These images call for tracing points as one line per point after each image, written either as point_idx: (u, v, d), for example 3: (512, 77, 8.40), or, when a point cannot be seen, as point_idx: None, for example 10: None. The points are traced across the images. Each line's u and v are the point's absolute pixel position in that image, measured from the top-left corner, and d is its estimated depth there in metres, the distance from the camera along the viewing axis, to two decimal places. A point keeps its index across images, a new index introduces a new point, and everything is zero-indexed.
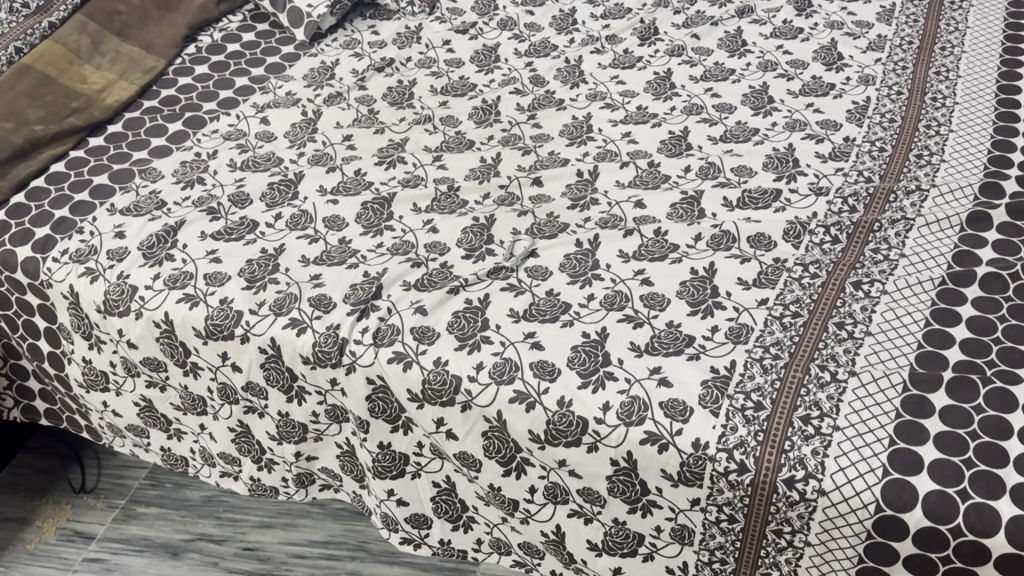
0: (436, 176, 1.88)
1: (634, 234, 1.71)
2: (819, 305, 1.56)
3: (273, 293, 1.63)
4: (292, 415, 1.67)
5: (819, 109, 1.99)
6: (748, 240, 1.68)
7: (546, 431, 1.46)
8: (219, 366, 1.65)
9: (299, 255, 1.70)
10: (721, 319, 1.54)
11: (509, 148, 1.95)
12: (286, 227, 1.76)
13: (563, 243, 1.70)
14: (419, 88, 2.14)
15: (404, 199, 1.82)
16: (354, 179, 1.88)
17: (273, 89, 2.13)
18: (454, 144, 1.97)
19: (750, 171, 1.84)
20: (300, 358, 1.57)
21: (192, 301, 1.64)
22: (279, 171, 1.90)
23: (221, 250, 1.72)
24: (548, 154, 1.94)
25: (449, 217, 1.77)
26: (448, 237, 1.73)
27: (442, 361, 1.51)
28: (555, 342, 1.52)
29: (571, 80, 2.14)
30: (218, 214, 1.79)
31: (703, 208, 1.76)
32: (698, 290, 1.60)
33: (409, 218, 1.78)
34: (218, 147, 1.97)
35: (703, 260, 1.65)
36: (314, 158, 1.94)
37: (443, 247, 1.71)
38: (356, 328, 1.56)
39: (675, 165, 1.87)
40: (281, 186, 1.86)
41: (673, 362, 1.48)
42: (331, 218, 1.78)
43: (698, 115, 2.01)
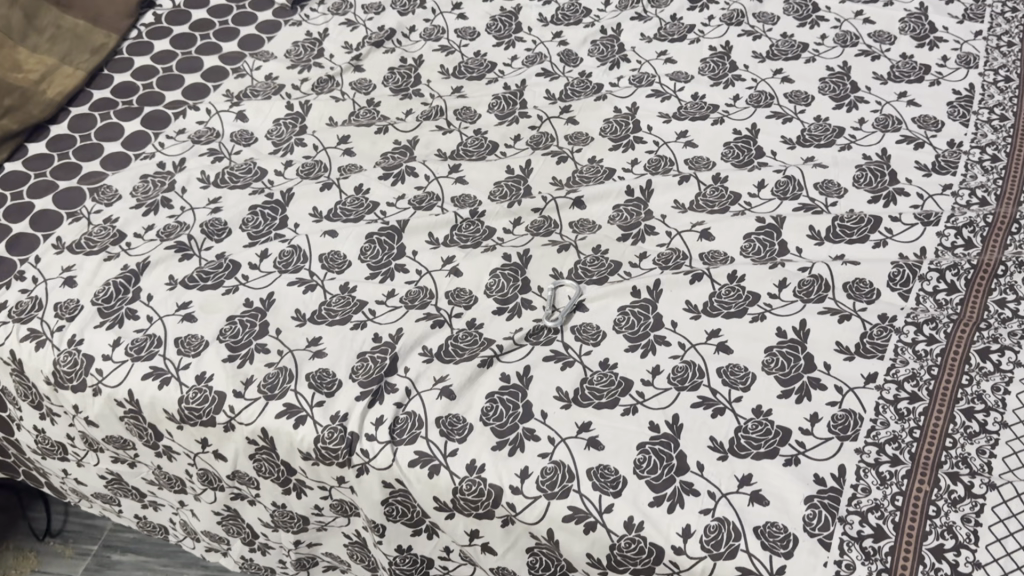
0: (454, 194, 1.55)
1: (703, 278, 1.40)
2: (940, 385, 1.26)
3: (261, 367, 1.31)
4: (290, 506, 1.37)
5: (913, 100, 1.65)
6: (845, 288, 1.37)
7: (609, 557, 1.17)
8: (198, 451, 1.35)
9: (292, 310, 1.38)
10: (822, 405, 1.25)
11: (540, 153, 1.62)
12: (274, 269, 1.44)
13: (616, 293, 1.39)
14: (427, 69, 1.78)
15: (416, 229, 1.49)
16: (355, 200, 1.54)
17: (249, 72, 1.77)
18: (473, 148, 1.63)
19: (839, 188, 1.51)
20: (299, 453, 1.27)
21: (162, 378, 1.32)
22: (262, 189, 1.56)
23: (194, 303, 1.40)
24: (588, 161, 1.60)
25: (474, 255, 1.45)
26: (474, 283, 1.41)
27: (477, 466, 1.21)
28: (616, 439, 1.22)
29: (609, 58, 1.79)
30: (189, 251, 1.46)
31: (785, 240, 1.45)
32: (788, 362, 1.29)
33: (425, 255, 1.46)
34: (186, 152, 1.62)
35: (791, 317, 1.34)
36: (304, 169, 1.60)
37: (470, 297, 1.40)
38: (367, 419, 1.25)
39: (746, 180, 1.54)
40: (265, 210, 1.53)
41: (767, 469, 1.18)
42: (329, 256, 1.46)
43: (767, 107, 1.67)
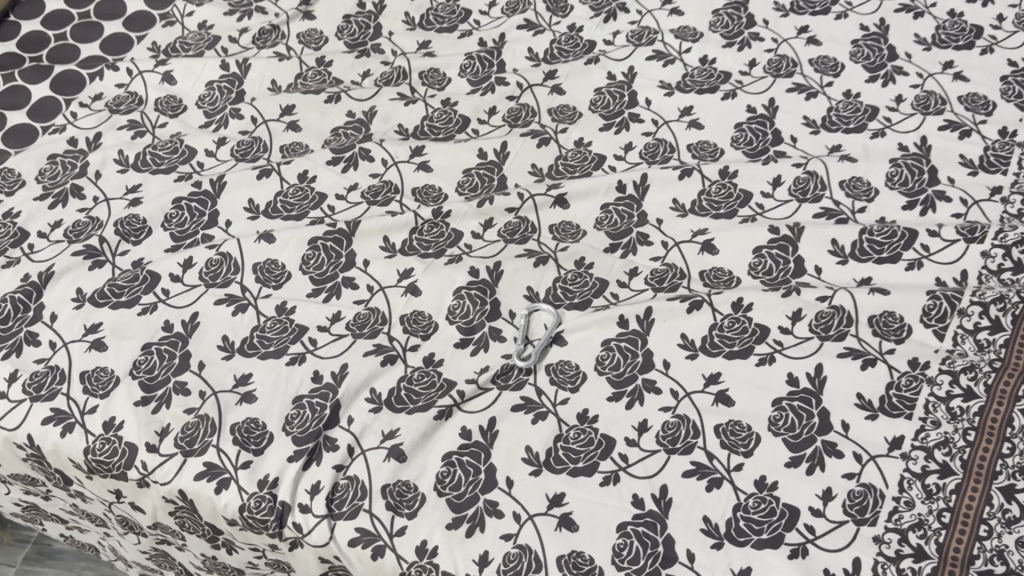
0: (416, 185, 1.32)
1: (703, 306, 1.18)
2: (977, 454, 1.07)
3: (180, 414, 1.12)
4: (222, 559, 1.19)
5: (961, 73, 1.40)
6: (870, 324, 1.17)
7: None
8: (114, 501, 1.17)
9: (219, 338, 1.18)
10: (837, 478, 1.06)
11: (518, 133, 1.38)
12: (200, 282, 1.23)
13: (601, 324, 1.18)
14: (389, 18, 1.53)
15: (370, 233, 1.27)
16: (298, 191, 1.31)
17: (179, 19, 1.52)
18: (440, 124, 1.39)
19: (869, 189, 1.28)
20: (223, 519, 1.08)
21: (64, 424, 1.12)
22: (189, 176, 1.33)
23: (105, 327, 1.19)
24: (574, 144, 1.36)
25: (436, 268, 1.23)
26: (433, 306, 1.20)
27: (427, 549, 1.02)
28: (593, 518, 1.04)
29: (604, 7, 1.53)
30: (101, 258, 1.24)
31: (802, 256, 1.23)
32: (800, 421, 1.10)
33: (378, 265, 1.24)
34: (102, 126, 1.38)
35: (805, 360, 1.14)
36: (239, 148, 1.36)
37: (428, 325, 1.19)
38: (301, 485, 1.07)
39: (759, 175, 1.30)
40: (192, 203, 1.30)
41: (769, 561, 1.00)
42: (265, 266, 1.24)
43: (788, 77, 1.41)
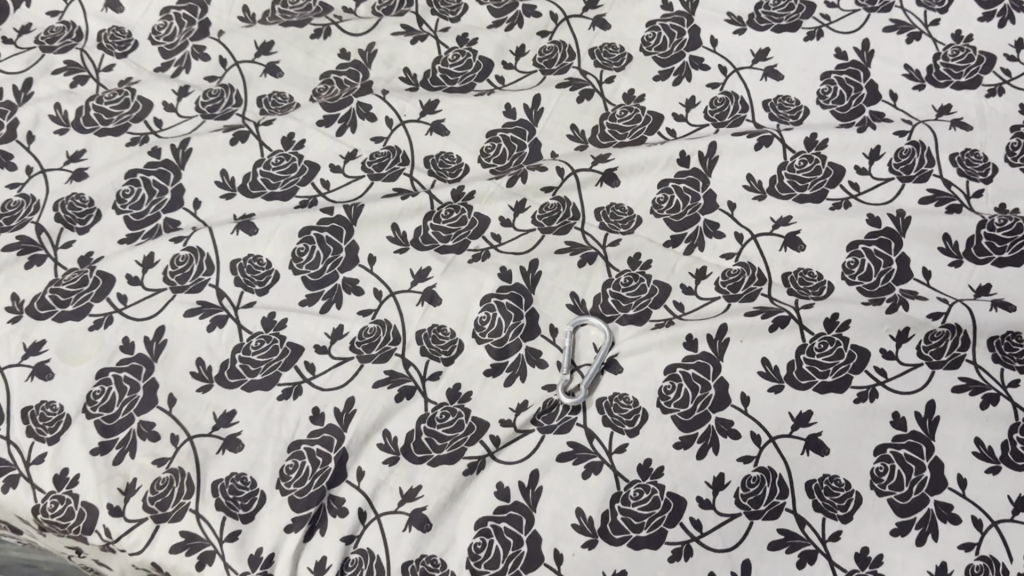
0: (429, 153, 1.07)
1: (789, 323, 0.97)
2: None
3: (148, 466, 0.90)
4: None
5: None
6: (991, 347, 0.95)
7: None
8: (74, 555, 0.96)
9: (192, 363, 0.95)
10: (953, 550, 0.86)
11: (552, 81, 1.12)
12: (165, 285, 0.99)
13: (664, 346, 0.97)
14: None
15: (375, 221, 1.02)
16: (283, 160, 1.06)
17: None
18: (455, 68, 1.13)
19: (987, 166, 1.05)
20: None
21: (6, 477, 0.90)
22: (144, 138, 1.08)
23: (49, 347, 0.95)
24: (624, 98, 1.12)
25: (458, 269, 1.00)
26: (457, 320, 0.98)
27: None
28: None
29: None
30: (39, 252, 1.00)
31: (906, 255, 1.01)
32: (907, 475, 0.90)
33: (386, 263, 1.01)
34: (33, 69, 1.12)
35: (914, 395, 0.93)
36: (207, 100, 1.10)
37: (452, 345, 0.97)
38: (303, 561, 0.86)
39: (853, 144, 1.06)
40: (150, 176, 1.05)
41: None
42: (246, 264, 1.00)
43: (886, 11, 1.15)
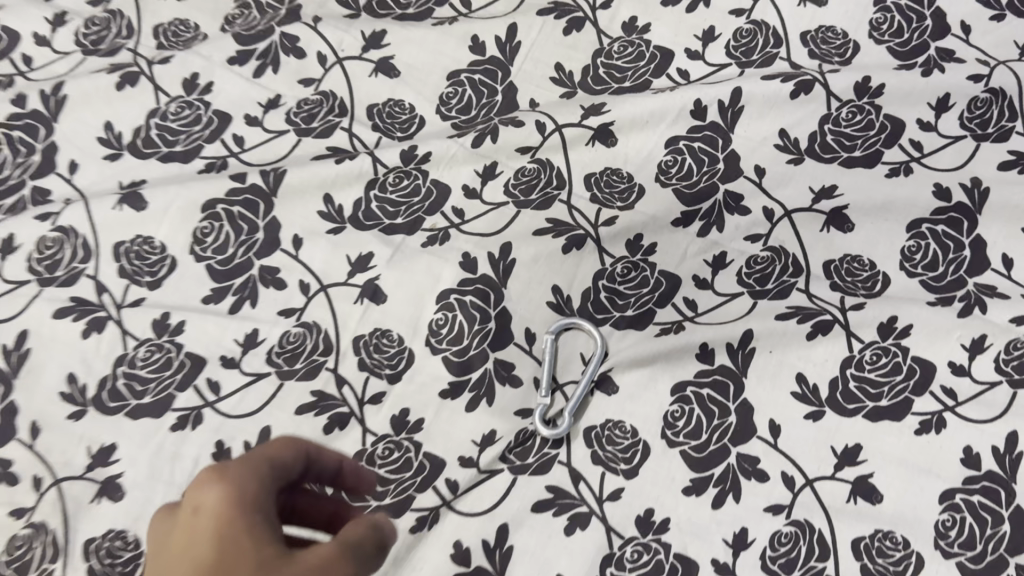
0: (375, 101, 0.84)
1: (832, 329, 0.76)
2: None
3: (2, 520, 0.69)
4: None
5: None
6: None
7: None
8: None
9: (63, 380, 0.73)
10: None
11: (531, 7, 0.88)
12: (29, 276, 0.77)
13: (671, 359, 0.76)
14: None
15: (302, 193, 0.79)
16: (184, 110, 0.83)
17: None
18: None
19: None
20: None
21: None
22: (7, 80, 0.84)
23: None
24: (623, 30, 0.88)
25: (408, 256, 0.78)
26: (406, 323, 0.76)
27: None
28: None
29: None
30: None
31: (982, 236, 0.78)
32: (982, 532, 0.68)
33: (316, 247, 0.78)
34: None
35: (994, 425, 0.72)
36: (90, 31, 0.87)
37: (398, 357, 0.75)
38: None
39: (915, 92, 0.83)
40: (13, 131, 0.82)
41: None
42: (134, 249, 0.78)
43: None
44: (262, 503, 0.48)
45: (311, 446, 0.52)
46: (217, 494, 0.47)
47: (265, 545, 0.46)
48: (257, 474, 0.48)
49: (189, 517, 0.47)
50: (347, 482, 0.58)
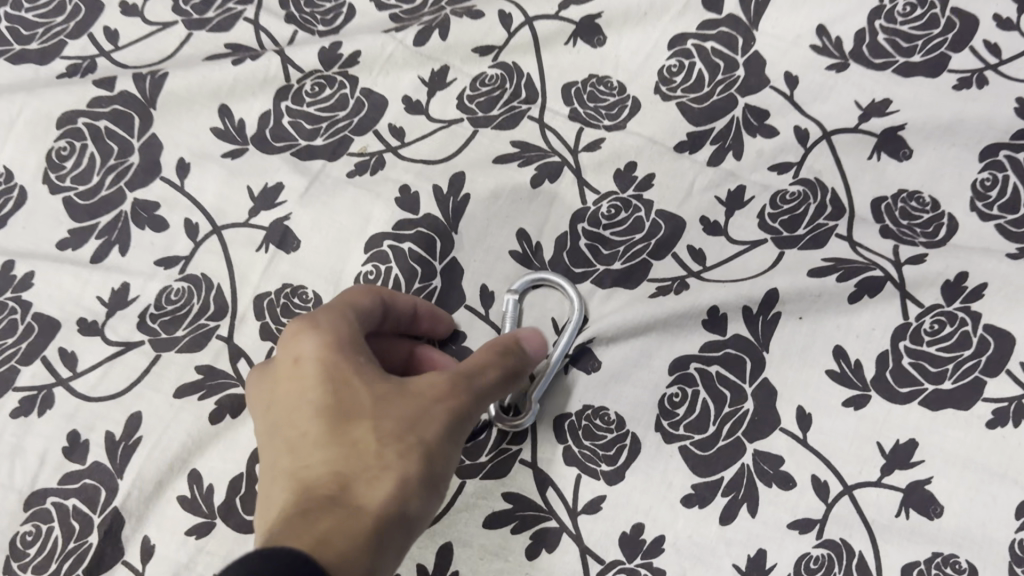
0: None
1: (881, 288, 0.57)
2: None
3: None
4: None
5: None
6: None
7: None
8: None
9: None
10: None
11: None
12: None
13: (670, 326, 0.58)
14: None
15: (192, 101, 0.62)
16: None
17: None
18: None
19: None
20: None
21: None
22: None
23: None
24: None
25: (329, 188, 0.60)
26: (325, 278, 0.58)
27: None
28: None
29: None
30: None
31: None
32: None
33: (207, 174, 0.61)
34: None
35: None
36: None
37: None
38: None
39: None
40: None
41: None
42: None
43: None
44: (357, 341, 0.48)
45: (384, 290, 0.53)
46: (316, 344, 0.47)
47: (379, 380, 0.47)
48: (342, 321, 0.49)
49: (290, 369, 0.47)
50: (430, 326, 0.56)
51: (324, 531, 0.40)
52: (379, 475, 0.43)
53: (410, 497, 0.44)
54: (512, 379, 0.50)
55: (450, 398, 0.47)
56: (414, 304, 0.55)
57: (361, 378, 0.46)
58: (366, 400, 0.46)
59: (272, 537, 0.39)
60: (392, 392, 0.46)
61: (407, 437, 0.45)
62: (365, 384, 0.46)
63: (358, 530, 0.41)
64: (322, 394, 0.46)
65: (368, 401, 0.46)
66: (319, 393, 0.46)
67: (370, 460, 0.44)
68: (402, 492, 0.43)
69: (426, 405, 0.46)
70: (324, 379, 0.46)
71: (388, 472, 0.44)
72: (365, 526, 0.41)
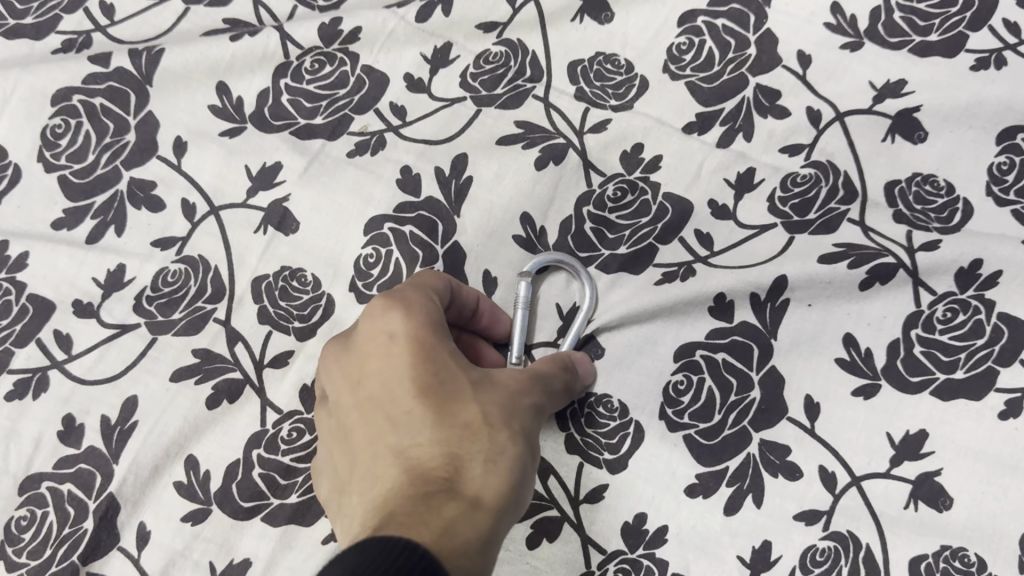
0: None
1: (893, 275, 0.56)
2: None
3: None
4: None
5: None
6: None
7: None
8: None
9: None
10: None
11: None
12: None
13: (677, 312, 0.57)
14: None
15: (189, 77, 0.61)
16: None
17: None
18: None
19: None
20: None
21: None
22: None
23: None
24: None
25: (329, 169, 0.59)
26: (324, 261, 0.57)
27: None
28: None
29: None
30: None
31: None
32: None
33: (205, 153, 0.60)
34: None
35: None
36: None
37: (311, 306, 0.56)
38: None
39: None
40: None
41: None
42: None
43: None
44: (442, 323, 0.47)
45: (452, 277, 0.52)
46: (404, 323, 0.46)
47: (468, 365, 0.46)
48: (428, 301, 0.48)
49: (378, 349, 0.46)
50: (481, 323, 0.55)
51: (448, 516, 0.40)
52: (491, 457, 0.43)
53: (517, 480, 0.44)
54: (568, 387, 0.52)
55: (532, 393, 0.47)
56: (478, 299, 0.54)
57: (452, 363, 0.46)
58: (464, 383, 0.45)
59: (398, 529, 0.38)
60: (485, 379, 0.46)
61: (509, 422, 0.45)
62: (459, 368, 0.46)
63: (479, 523, 0.41)
64: (417, 375, 0.45)
65: (464, 386, 0.45)
66: (415, 373, 0.45)
67: (481, 440, 0.43)
68: (512, 474, 0.43)
69: (514, 395, 0.46)
70: (418, 357, 0.45)
71: (498, 455, 0.43)
72: (483, 514, 0.41)
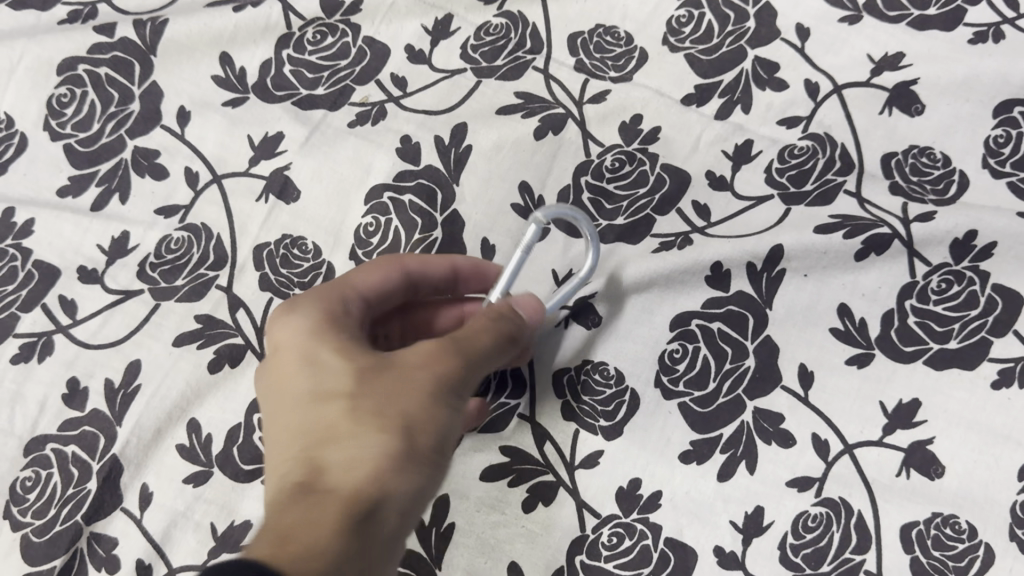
0: None
1: (889, 246, 0.56)
2: None
3: None
4: None
5: None
6: None
7: None
8: None
9: None
10: None
11: None
12: None
13: (673, 281, 0.57)
14: None
15: (192, 48, 0.62)
16: None
17: None
18: None
19: None
20: None
21: None
22: None
23: None
24: None
25: (330, 138, 0.60)
26: (325, 230, 0.58)
27: None
28: None
29: None
30: None
31: None
32: None
33: (208, 122, 0.61)
34: None
35: None
36: None
37: (312, 274, 0.57)
38: None
39: None
40: None
41: None
42: None
43: None
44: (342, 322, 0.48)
45: (406, 263, 0.53)
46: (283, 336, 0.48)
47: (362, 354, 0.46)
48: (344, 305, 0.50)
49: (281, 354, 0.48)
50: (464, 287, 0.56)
51: (301, 518, 0.39)
52: (349, 451, 0.42)
53: (401, 461, 0.42)
54: (511, 334, 0.48)
55: (441, 359, 0.44)
56: (450, 265, 0.54)
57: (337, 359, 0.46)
58: (349, 375, 0.45)
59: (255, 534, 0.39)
60: (391, 359, 0.45)
61: (413, 401, 0.43)
62: (344, 361, 0.46)
63: (332, 513, 0.40)
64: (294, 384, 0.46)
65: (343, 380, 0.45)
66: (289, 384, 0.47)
67: (333, 437, 0.43)
68: (391, 452, 0.42)
69: (428, 367, 0.44)
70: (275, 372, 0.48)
71: (352, 445, 0.43)
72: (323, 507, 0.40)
